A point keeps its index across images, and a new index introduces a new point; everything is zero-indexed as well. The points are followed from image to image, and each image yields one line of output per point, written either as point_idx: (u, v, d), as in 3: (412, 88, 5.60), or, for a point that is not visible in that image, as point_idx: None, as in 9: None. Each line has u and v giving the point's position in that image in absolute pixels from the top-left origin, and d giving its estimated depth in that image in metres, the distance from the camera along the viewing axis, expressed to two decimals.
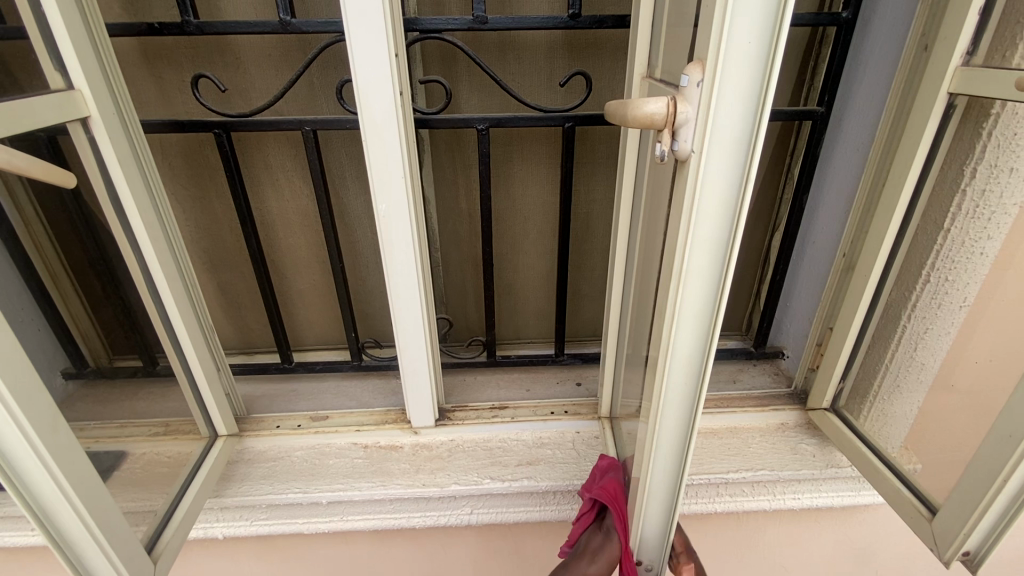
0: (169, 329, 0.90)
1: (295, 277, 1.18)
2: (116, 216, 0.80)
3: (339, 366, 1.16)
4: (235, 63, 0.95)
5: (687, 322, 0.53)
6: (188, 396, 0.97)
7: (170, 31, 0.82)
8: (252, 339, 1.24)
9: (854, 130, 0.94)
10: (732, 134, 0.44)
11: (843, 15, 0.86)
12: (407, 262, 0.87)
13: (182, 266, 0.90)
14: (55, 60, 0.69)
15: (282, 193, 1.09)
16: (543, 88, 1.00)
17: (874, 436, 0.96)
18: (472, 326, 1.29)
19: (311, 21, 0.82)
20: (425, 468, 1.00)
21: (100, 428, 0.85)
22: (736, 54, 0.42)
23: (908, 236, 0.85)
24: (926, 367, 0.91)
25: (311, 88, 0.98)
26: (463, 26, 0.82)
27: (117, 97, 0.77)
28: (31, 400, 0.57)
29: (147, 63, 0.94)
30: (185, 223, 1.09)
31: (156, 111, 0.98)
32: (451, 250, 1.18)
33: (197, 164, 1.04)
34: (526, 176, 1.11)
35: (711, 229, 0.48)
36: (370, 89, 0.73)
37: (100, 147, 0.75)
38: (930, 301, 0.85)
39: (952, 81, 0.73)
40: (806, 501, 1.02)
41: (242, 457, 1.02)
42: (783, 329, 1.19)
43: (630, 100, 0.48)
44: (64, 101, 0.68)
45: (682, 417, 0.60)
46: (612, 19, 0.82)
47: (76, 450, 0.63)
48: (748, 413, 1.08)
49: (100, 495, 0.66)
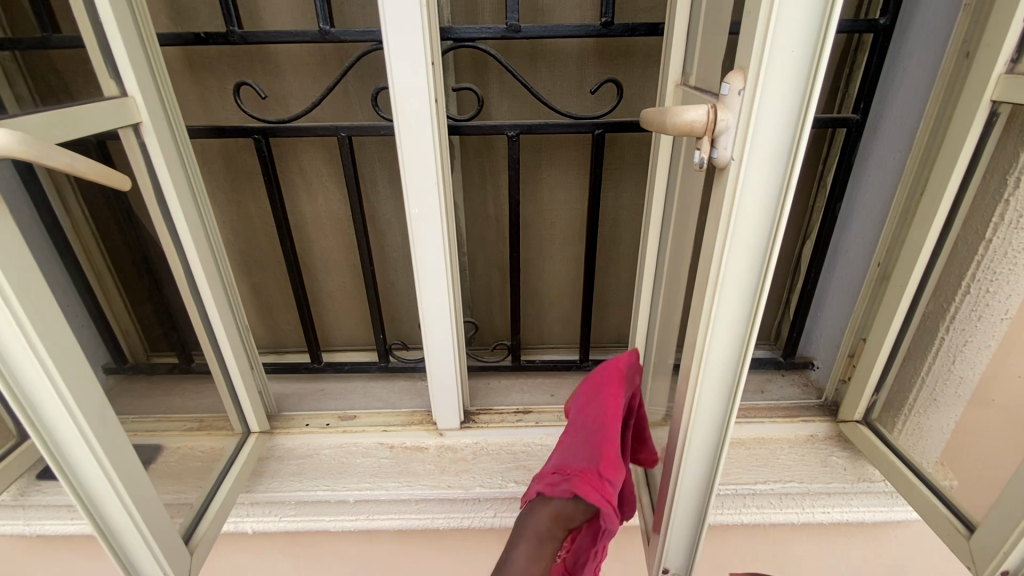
0: (207, 327, 0.93)
1: (325, 280, 1.21)
2: (162, 219, 0.83)
3: (366, 367, 1.18)
4: (273, 70, 0.98)
5: (721, 331, 0.53)
6: (223, 393, 1.00)
7: (216, 41, 0.86)
8: (283, 339, 1.27)
9: (889, 138, 0.93)
10: (772, 144, 0.45)
11: (880, 22, 0.85)
12: (437, 264, 0.88)
13: (221, 266, 0.93)
14: (111, 70, 0.72)
15: (314, 197, 1.11)
16: (574, 95, 1.01)
17: (908, 449, 0.94)
18: (497, 331, 1.30)
19: (350, 31, 0.84)
20: (450, 470, 1.01)
21: (139, 421, 0.89)
22: (778, 63, 0.42)
23: (947, 245, 0.84)
24: (965, 381, 0.88)
25: (346, 96, 1.01)
26: (497, 35, 0.84)
27: (166, 104, 0.80)
28: (82, 393, 0.59)
29: (191, 72, 0.98)
30: (222, 224, 1.13)
31: (199, 117, 1.02)
32: (479, 254, 1.20)
33: (234, 167, 1.07)
34: (554, 181, 1.11)
35: (748, 239, 0.49)
36: (406, 95, 0.75)
37: (149, 152, 0.78)
38: (970, 313, 0.83)
39: (996, 88, 0.72)
40: (836, 515, 0.99)
41: (272, 454, 1.05)
42: (813, 339, 1.17)
43: (668, 107, 0.48)
44: (118, 108, 0.71)
45: (713, 427, 0.59)
46: (644, 27, 0.83)
47: (124, 444, 0.66)
48: (776, 423, 1.06)
49: (144, 487, 0.68)
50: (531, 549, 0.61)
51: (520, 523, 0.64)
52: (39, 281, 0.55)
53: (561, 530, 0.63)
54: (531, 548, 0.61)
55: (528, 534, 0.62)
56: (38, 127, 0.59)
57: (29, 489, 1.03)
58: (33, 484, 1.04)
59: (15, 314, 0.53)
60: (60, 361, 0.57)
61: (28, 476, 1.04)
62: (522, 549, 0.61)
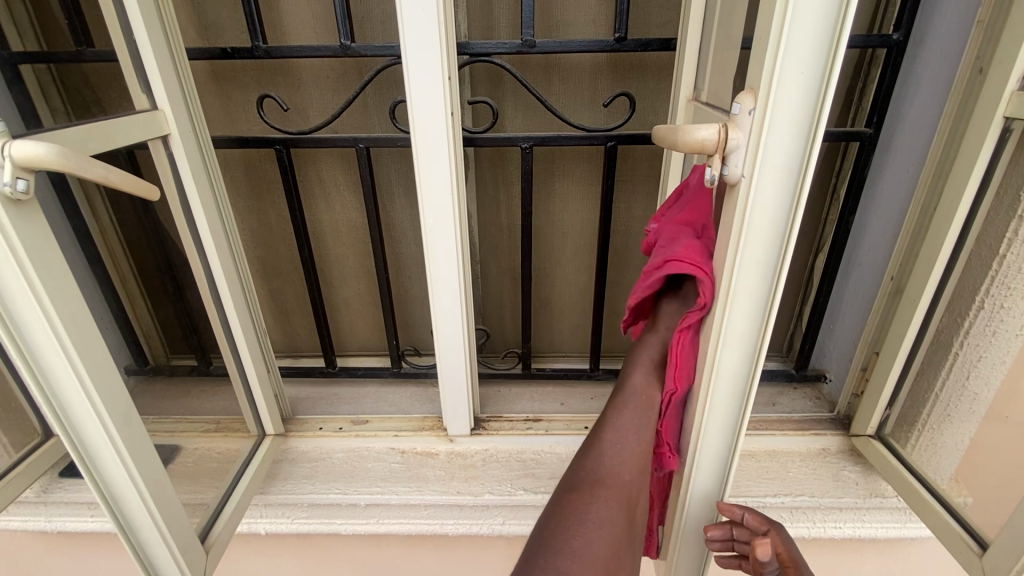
0: (226, 331, 0.95)
1: (341, 285, 1.23)
2: (187, 226, 0.86)
3: (379, 372, 1.20)
4: (295, 82, 1.01)
5: (732, 344, 0.54)
6: (240, 396, 1.02)
7: (241, 55, 0.89)
8: (298, 343, 1.30)
9: (903, 153, 0.93)
10: (783, 162, 0.46)
11: (894, 37, 0.85)
12: (450, 273, 0.90)
13: (241, 272, 0.96)
14: (142, 83, 0.75)
15: (332, 204, 1.14)
16: (587, 108, 1.02)
17: (922, 465, 0.93)
18: (508, 338, 1.31)
19: (370, 46, 0.87)
20: (460, 477, 1.02)
21: (160, 422, 0.91)
22: (789, 84, 0.43)
23: (962, 260, 0.84)
24: (979, 398, 0.87)
25: (365, 107, 1.03)
26: (512, 49, 0.86)
27: (193, 115, 0.83)
28: (109, 394, 0.62)
29: (217, 84, 1.02)
30: (242, 231, 1.16)
31: (223, 127, 1.05)
32: (491, 262, 1.21)
33: (255, 175, 1.10)
34: (567, 192, 1.13)
35: (759, 254, 0.50)
36: (424, 109, 0.77)
37: (176, 162, 0.81)
38: (984, 329, 0.83)
39: (1009, 105, 0.72)
40: (847, 530, 0.99)
41: (286, 457, 1.07)
42: (826, 352, 1.16)
43: (679, 125, 0.49)
44: (149, 121, 0.74)
45: (723, 439, 0.60)
46: (657, 42, 0.84)
47: (146, 443, 0.68)
48: (788, 436, 1.05)
49: (164, 487, 0.71)
50: (648, 371, 0.69)
51: (636, 351, 0.72)
52: (71, 287, 0.58)
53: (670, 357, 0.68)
54: (646, 369, 0.69)
55: (642, 362, 0.69)
56: (74, 140, 0.61)
57: (51, 486, 1.06)
58: (56, 481, 1.07)
59: (47, 315, 0.55)
60: (88, 363, 0.59)
61: (51, 473, 1.08)
62: (639, 373, 0.69)
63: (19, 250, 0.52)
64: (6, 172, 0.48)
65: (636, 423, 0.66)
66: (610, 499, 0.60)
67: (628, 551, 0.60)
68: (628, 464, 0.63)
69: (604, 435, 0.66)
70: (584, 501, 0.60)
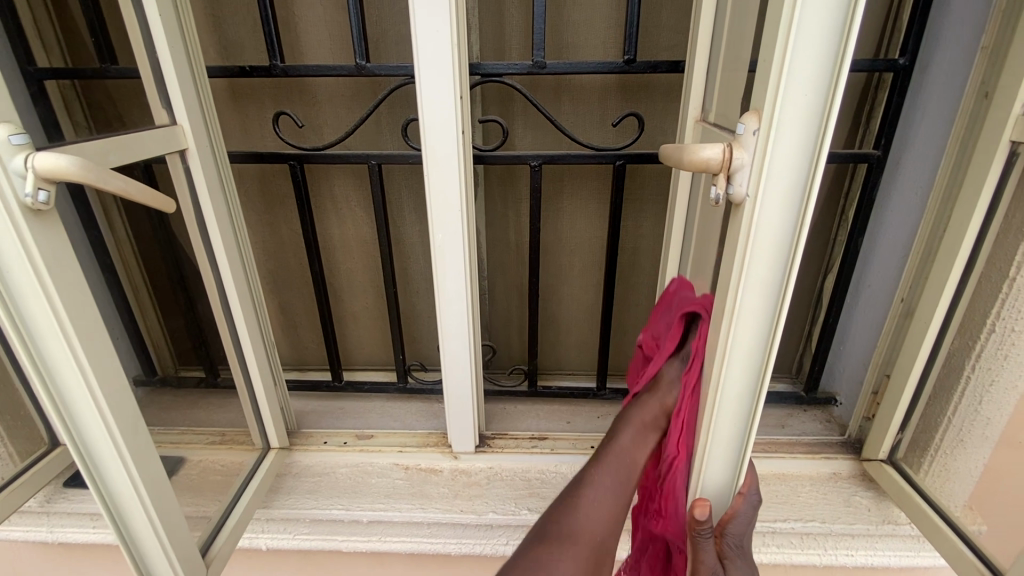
0: (235, 343, 0.96)
1: (349, 300, 1.24)
2: (200, 238, 0.87)
3: (385, 387, 1.20)
4: (310, 101, 1.04)
5: (738, 362, 0.54)
6: (246, 409, 1.02)
7: (259, 73, 0.91)
8: (305, 356, 1.30)
9: (911, 177, 0.93)
10: (786, 182, 0.46)
11: (900, 61, 0.86)
12: (458, 288, 0.90)
13: (252, 285, 0.97)
14: (162, 99, 0.78)
15: (343, 220, 1.15)
16: (595, 128, 1.04)
17: (936, 492, 0.91)
18: (514, 355, 1.31)
19: (385, 65, 0.89)
20: (464, 494, 1.01)
21: (167, 432, 0.91)
22: (792, 105, 0.44)
23: (971, 282, 0.83)
24: (992, 423, 0.86)
25: (378, 126, 1.05)
26: (523, 70, 0.87)
27: (210, 130, 0.85)
28: (117, 402, 0.62)
29: (235, 102, 1.05)
30: (254, 245, 1.18)
31: (239, 143, 1.08)
32: (499, 278, 1.22)
33: (268, 190, 1.12)
34: (574, 210, 1.14)
35: (764, 272, 0.50)
36: (434, 127, 0.78)
37: (193, 176, 0.83)
38: (995, 352, 0.82)
39: (1016, 128, 0.73)
40: (861, 559, 0.96)
41: (290, 470, 1.06)
42: (836, 374, 1.15)
43: (685, 144, 0.49)
44: (167, 135, 0.76)
45: (728, 460, 0.59)
46: (665, 64, 0.86)
47: (151, 454, 0.68)
48: (797, 459, 1.04)
49: (168, 498, 0.70)
50: (635, 432, 0.71)
51: (631, 408, 0.72)
52: (85, 295, 0.59)
53: (665, 419, 0.69)
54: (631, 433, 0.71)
55: (631, 423, 0.71)
56: (95, 152, 0.63)
57: (56, 496, 1.06)
58: (60, 492, 1.07)
59: (61, 324, 0.56)
60: (100, 371, 0.60)
61: (56, 483, 1.08)
62: (628, 433, 0.71)
63: (38, 261, 0.53)
64: (29, 183, 0.50)
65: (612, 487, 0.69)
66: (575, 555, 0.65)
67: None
68: (600, 521, 0.68)
69: (585, 491, 0.70)
70: (549, 552, 0.64)
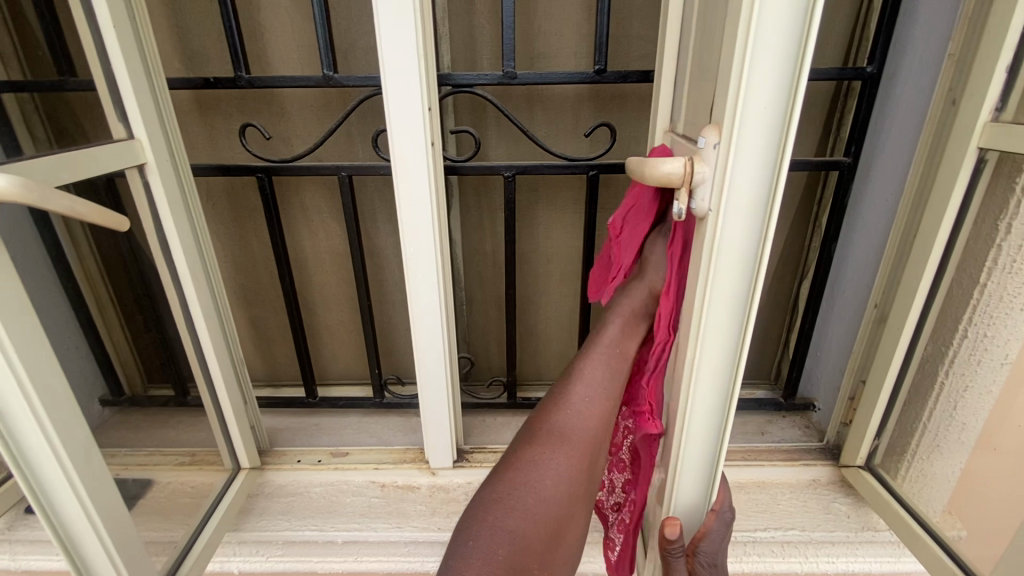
0: (202, 361, 0.93)
1: (323, 313, 1.22)
2: (162, 255, 0.85)
3: (360, 402, 1.17)
4: (278, 112, 1.02)
5: (707, 378, 0.53)
6: (215, 429, 0.99)
7: (224, 85, 0.89)
8: (279, 372, 1.27)
9: (881, 184, 0.94)
10: (749, 197, 0.46)
11: (867, 70, 0.87)
12: (431, 301, 0.89)
13: (218, 301, 0.94)
14: (118, 111, 0.75)
15: (315, 232, 1.13)
16: (569, 138, 1.03)
17: (913, 497, 0.92)
18: (493, 366, 1.29)
19: (353, 76, 0.88)
20: (441, 512, 0.99)
21: (131, 455, 0.88)
22: (751, 120, 0.43)
23: (943, 289, 0.84)
24: (967, 428, 0.86)
25: (349, 137, 1.04)
26: (494, 81, 0.86)
27: (172, 144, 0.83)
28: (67, 429, 0.59)
29: (201, 114, 1.02)
30: (224, 259, 1.15)
31: (206, 156, 1.05)
32: (476, 289, 1.20)
33: (237, 203, 1.09)
34: (550, 219, 1.13)
35: (729, 288, 0.49)
36: (402, 139, 0.77)
37: (153, 191, 0.80)
38: (968, 357, 0.83)
39: (982, 136, 0.74)
40: (842, 566, 0.93)
41: (262, 491, 1.03)
42: (813, 379, 1.15)
43: (646, 159, 0.49)
44: (125, 150, 0.74)
45: (700, 475, 0.58)
46: (636, 75, 0.85)
47: (107, 482, 0.65)
48: (776, 467, 1.04)
49: (125, 526, 0.68)
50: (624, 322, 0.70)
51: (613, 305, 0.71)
52: (30, 318, 0.56)
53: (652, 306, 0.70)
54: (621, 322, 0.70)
55: (619, 312, 0.71)
56: (44, 169, 0.61)
57: (15, 524, 1.02)
58: (21, 518, 1.03)
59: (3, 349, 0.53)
60: (47, 397, 0.57)
61: (15, 509, 1.03)
62: (617, 324, 0.70)
63: None
64: None
65: (605, 379, 0.67)
66: (565, 454, 0.61)
67: (581, 510, 0.62)
68: (592, 424, 0.64)
69: (573, 389, 0.66)
70: (539, 452, 0.61)
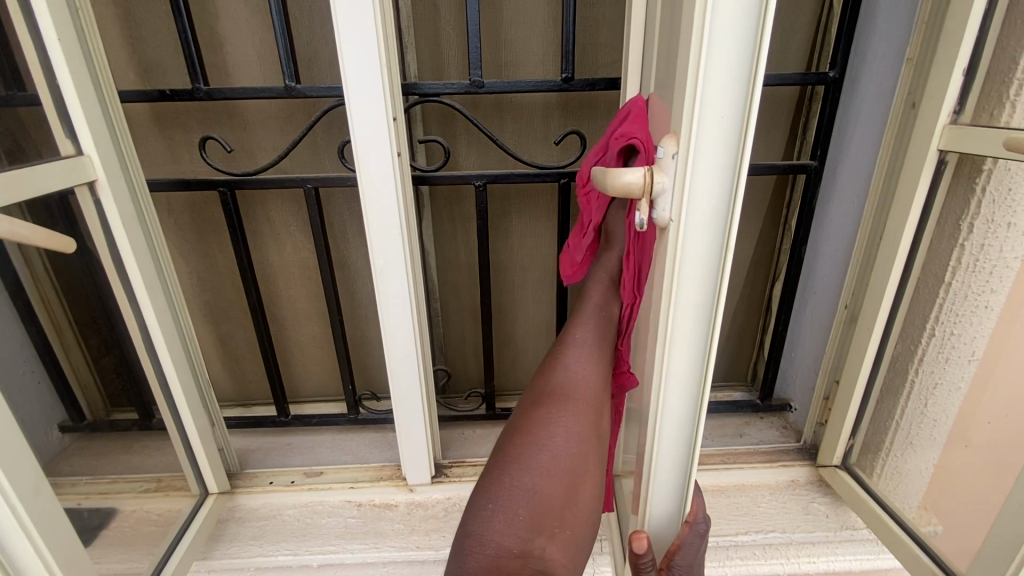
0: (164, 384, 0.89)
1: (294, 328, 1.19)
2: (118, 274, 0.81)
3: (335, 419, 1.14)
4: (241, 125, 0.99)
5: (676, 386, 0.52)
6: (180, 454, 0.95)
7: (181, 97, 0.86)
8: (249, 390, 1.23)
9: (847, 186, 0.95)
10: (710, 205, 0.45)
11: (830, 75, 0.88)
12: (403, 314, 0.87)
13: (180, 321, 0.91)
14: (65, 127, 0.72)
15: (283, 245, 1.10)
16: (539, 146, 1.03)
17: (889, 495, 0.92)
18: (471, 377, 1.27)
19: (316, 87, 0.85)
20: (420, 529, 0.97)
21: (89, 486, 0.84)
22: (709, 129, 0.43)
23: (909, 289, 0.85)
24: (938, 424, 0.88)
25: (315, 148, 1.01)
26: (461, 89, 0.85)
27: (125, 159, 0.79)
28: (14, 464, 0.56)
29: (159, 127, 0.99)
30: (188, 275, 1.11)
31: (166, 170, 1.02)
32: (451, 299, 1.19)
33: (200, 218, 1.06)
34: (523, 226, 1.12)
35: (693, 297, 0.48)
36: (366, 150, 0.75)
37: (105, 209, 0.76)
38: (937, 355, 0.84)
39: (942, 138, 0.75)
40: (824, 566, 0.93)
41: (233, 516, 0.99)
42: (789, 380, 1.16)
43: (607, 169, 0.49)
44: (73, 166, 0.70)
45: (674, 485, 0.58)
46: (603, 82, 0.85)
47: (59, 518, 0.61)
48: (755, 469, 1.04)
49: (80, 564, 0.64)
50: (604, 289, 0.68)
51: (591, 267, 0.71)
52: None
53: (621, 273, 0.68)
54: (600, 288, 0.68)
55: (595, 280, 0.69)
56: None
57: None
58: None
59: None
60: None
61: None
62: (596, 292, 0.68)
63: None
64: None
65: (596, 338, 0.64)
66: (575, 410, 0.59)
67: (597, 467, 0.59)
68: (592, 379, 0.62)
69: (567, 348, 0.64)
70: (545, 412, 0.58)
